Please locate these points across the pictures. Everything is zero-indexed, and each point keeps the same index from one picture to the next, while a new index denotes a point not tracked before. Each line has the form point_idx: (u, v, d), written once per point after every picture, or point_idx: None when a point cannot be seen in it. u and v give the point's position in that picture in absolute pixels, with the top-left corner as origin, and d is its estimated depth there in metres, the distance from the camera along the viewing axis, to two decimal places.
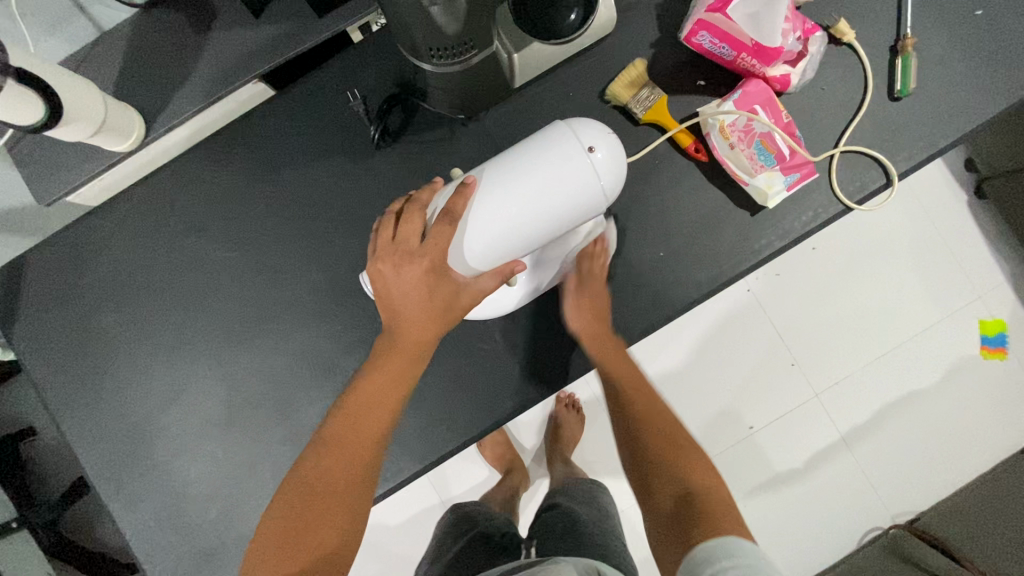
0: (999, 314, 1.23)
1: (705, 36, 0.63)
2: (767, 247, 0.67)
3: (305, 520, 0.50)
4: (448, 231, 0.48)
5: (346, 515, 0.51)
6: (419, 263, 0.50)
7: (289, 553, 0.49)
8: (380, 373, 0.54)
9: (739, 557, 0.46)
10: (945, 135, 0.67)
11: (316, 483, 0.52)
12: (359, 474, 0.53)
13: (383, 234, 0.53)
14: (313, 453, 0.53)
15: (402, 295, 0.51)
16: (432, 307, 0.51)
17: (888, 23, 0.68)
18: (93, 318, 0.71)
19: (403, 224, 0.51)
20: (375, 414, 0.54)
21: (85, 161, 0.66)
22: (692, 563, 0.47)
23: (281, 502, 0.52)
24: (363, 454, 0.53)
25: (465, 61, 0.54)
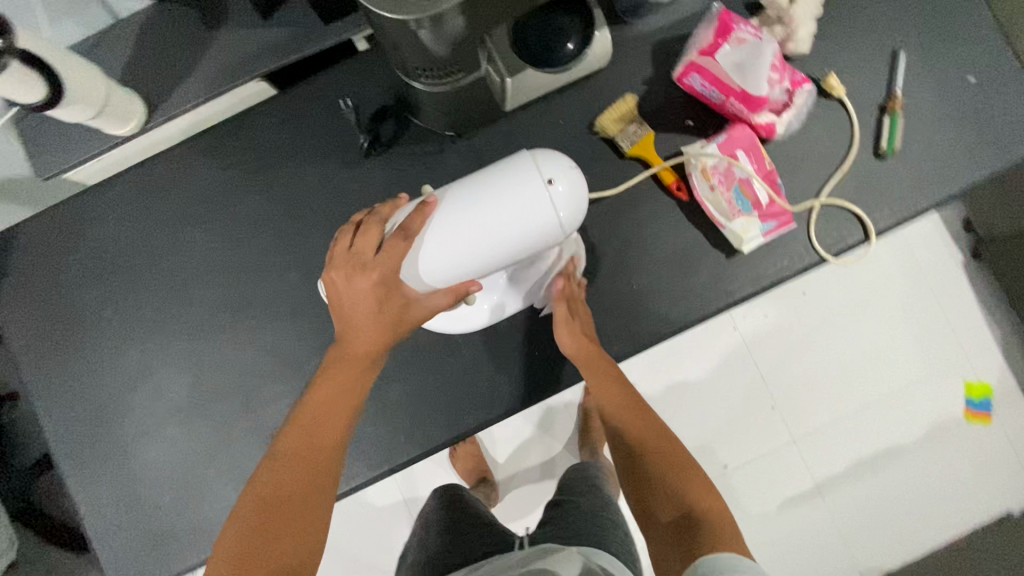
0: (987, 379, 1.22)
1: (696, 79, 0.64)
2: (738, 291, 0.68)
3: (268, 534, 0.50)
4: (402, 247, 0.44)
5: (310, 525, 0.51)
6: (369, 275, 0.46)
7: (253, 569, 0.48)
8: (329, 380, 0.55)
9: (743, 574, 0.46)
10: (926, 197, 0.68)
11: (274, 497, 0.51)
12: (315, 484, 0.53)
13: (338, 243, 0.49)
14: (266, 469, 0.53)
15: (351, 308, 0.46)
16: (381, 323, 0.46)
17: (879, 82, 0.69)
18: (77, 294, 0.73)
19: (360, 234, 0.47)
20: (327, 423, 0.55)
21: (84, 143, 0.69)
22: (694, 575, 0.48)
23: (239, 523, 0.51)
24: (317, 458, 0.54)
25: (452, 82, 0.57)
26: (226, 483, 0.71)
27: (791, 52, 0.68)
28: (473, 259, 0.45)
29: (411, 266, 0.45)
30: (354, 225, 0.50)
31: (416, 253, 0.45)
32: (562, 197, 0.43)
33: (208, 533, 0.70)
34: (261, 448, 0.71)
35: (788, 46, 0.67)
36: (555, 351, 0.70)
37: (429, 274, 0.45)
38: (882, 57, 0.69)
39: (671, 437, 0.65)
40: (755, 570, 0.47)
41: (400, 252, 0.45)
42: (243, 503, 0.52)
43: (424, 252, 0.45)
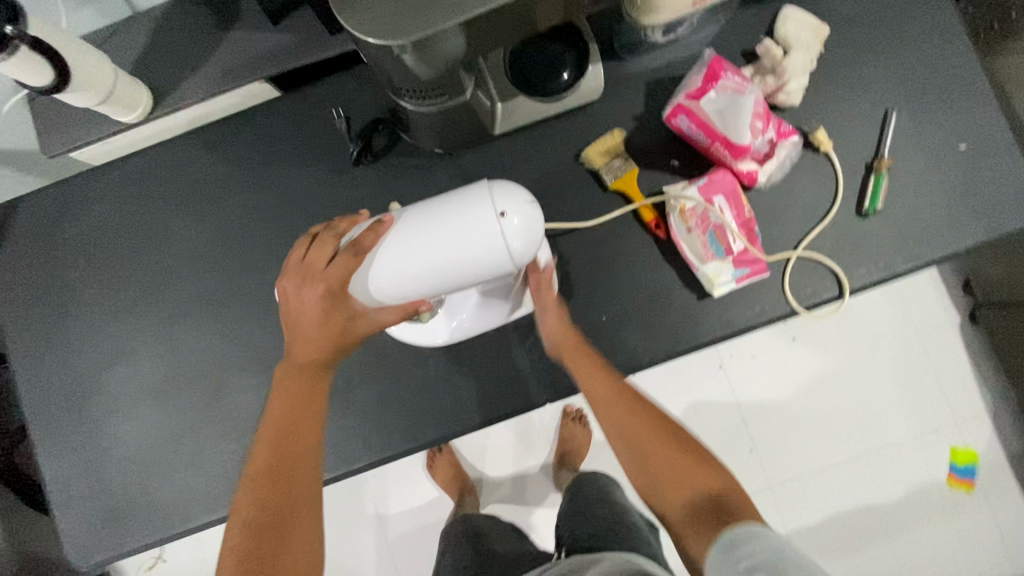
0: (973, 446, 1.19)
1: (683, 120, 0.65)
2: (706, 334, 0.68)
3: (265, 556, 0.47)
4: (351, 263, 0.47)
5: (305, 540, 0.49)
6: (318, 285, 0.48)
7: None
8: (285, 393, 0.53)
9: (762, 540, 0.49)
10: (904, 260, 0.67)
11: (260, 518, 0.48)
12: (298, 499, 0.50)
13: (295, 254, 0.51)
14: (245, 494, 0.49)
15: (301, 315, 0.50)
16: (327, 331, 0.50)
17: (869, 140, 0.69)
18: (68, 268, 0.76)
19: (315, 247, 0.50)
20: (293, 436, 0.52)
21: (90, 127, 0.71)
22: (725, 550, 0.50)
23: (230, 554, 0.47)
24: (295, 471, 0.51)
25: (438, 104, 0.59)
26: (185, 467, 0.72)
27: (782, 103, 0.68)
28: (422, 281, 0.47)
29: (361, 283, 0.48)
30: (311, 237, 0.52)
31: (366, 271, 0.47)
32: (513, 230, 0.45)
33: (161, 515, 0.72)
34: (222, 437, 0.72)
35: (779, 96, 0.68)
36: (517, 374, 0.70)
37: (380, 292, 0.48)
38: (874, 117, 0.69)
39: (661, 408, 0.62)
40: (772, 534, 0.50)
41: (350, 266, 0.47)
42: (228, 535, 0.49)
43: (374, 269, 0.47)
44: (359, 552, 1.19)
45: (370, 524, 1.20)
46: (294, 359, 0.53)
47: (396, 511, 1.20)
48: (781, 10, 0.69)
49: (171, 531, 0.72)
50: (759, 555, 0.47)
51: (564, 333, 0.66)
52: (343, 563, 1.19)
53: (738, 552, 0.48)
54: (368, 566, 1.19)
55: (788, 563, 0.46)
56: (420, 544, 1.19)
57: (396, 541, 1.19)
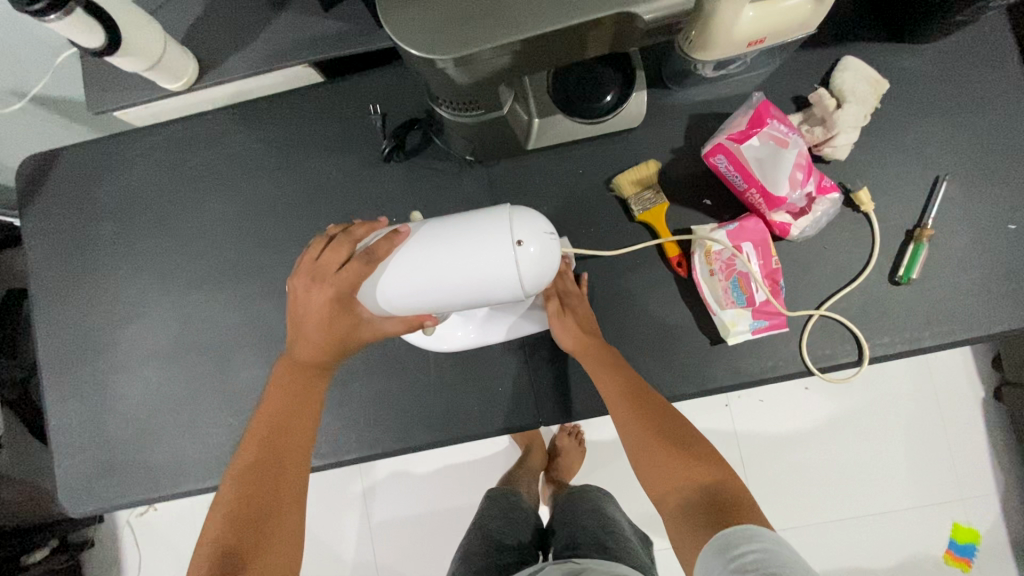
0: (977, 525, 1.15)
1: (722, 160, 0.63)
2: (714, 380, 0.66)
3: (245, 554, 0.46)
4: (361, 271, 0.46)
5: (284, 540, 0.48)
6: (326, 289, 0.48)
7: None
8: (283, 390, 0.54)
9: (761, 541, 0.45)
10: (932, 335, 0.64)
11: (243, 513, 0.48)
12: (282, 496, 0.50)
13: (308, 254, 0.51)
14: (230, 487, 0.49)
15: (307, 314, 0.50)
16: (330, 333, 0.50)
17: (913, 206, 0.66)
18: (97, 224, 0.77)
19: (330, 250, 0.49)
20: (287, 432, 0.53)
21: (136, 91, 0.73)
22: (718, 543, 0.46)
23: (207, 548, 0.47)
24: (286, 468, 0.51)
25: (476, 116, 0.58)
26: (180, 433, 0.74)
27: (827, 156, 0.66)
28: (430, 297, 0.46)
29: (368, 291, 0.47)
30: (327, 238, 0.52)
31: (375, 281, 0.46)
32: (528, 260, 0.44)
33: (153, 477, 0.73)
34: (220, 409, 0.73)
35: (824, 149, 0.65)
36: (517, 391, 0.70)
37: (387, 303, 0.47)
38: (923, 182, 0.66)
39: (682, 418, 0.59)
40: (775, 540, 0.45)
41: (360, 274, 0.47)
42: (208, 527, 0.49)
43: (383, 280, 0.46)
44: (340, 532, 1.21)
45: (356, 508, 1.22)
46: (294, 356, 0.54)
47: (382, 499, 1.21)
48: (841, 59, 0.67)
49: (159, 493, 0.73)
50: (753, 560, 0.43)
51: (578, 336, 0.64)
52: (324, 541, 1.21)
53: (732, 552, 0.45)
54: (349, 548, 1.21)
55: (781, 570, 0.41)
56: (402, 535, 1.20)
57: (378, 528, 1.21)
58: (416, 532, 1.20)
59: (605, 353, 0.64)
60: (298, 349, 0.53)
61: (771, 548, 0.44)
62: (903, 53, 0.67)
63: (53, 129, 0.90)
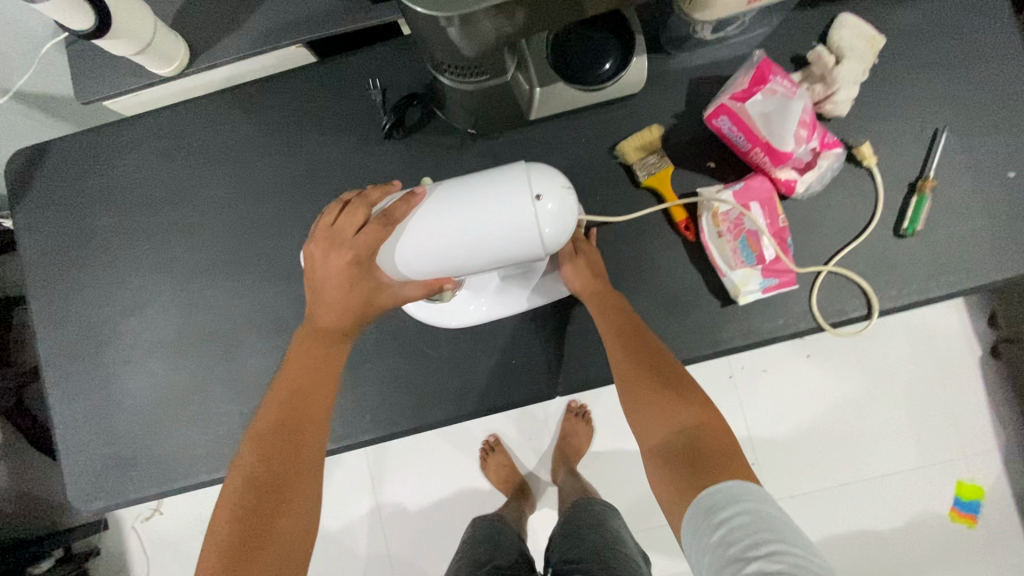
0: (980, 481, 1.17)
1: (724, 122, 0.63)
2: (726, 341, 0.67)
3: (264, 519, 0.46)
4: (380, 234, 0.46)
5: (301, 507, 0.48)
6: (346, 255, 0.48)
7: (244, 548, 0.45)
8: (302, 359, 0.53)
9: (746, 502, 0.45)
10: (939, 285, 0.65)
11: (262, 477, 0.48)
12: (302, 462, 0.50)
13: (324, 221, 0.51)
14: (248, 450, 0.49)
15: (325, 282, 0.49)
16: (350, 299, 0.50)
17: (914, 159, 0.67)
18: (92, 217, 0.76)
19: (347, 214, 0.49)
20: (306, 399, 0.52)
21: (127, 77, 0.71)
22: (703, 503, 0.47)
23: (227, 510, 0.47)
24: (306, 436, 0.51)
25: (478, 82, 0.58)
26: (189, 424, 0.72)
27: (828, 113, 0.66)
28: (448, 258, 0.46)
29: (387, 254, 0.46)
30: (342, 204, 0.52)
31: (394, 244, 0.46)
32: (548, 216, 0.44)
33: (165, 469, 0.72)
34: (229, 398, 0.72)
35: (827, 106, 0.66)
36: (532, 363, 0.69)
37: (406, 268, 0.47)
38: (923, 135, 0.67)
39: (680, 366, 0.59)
40: (760, 499, 0.46)
41: (379, 236, 0.46)
42: (227, 488, 0.49)
43: (401, 245, 0.46)
44: (352, 524, 1.21)
45: (366, 497, 1.21)
46: (313, 323, 0.54)
47: (393, 490, 1.21)
48: (838, 16, 0.67)
49: (173, 484, 0.72)
50: (738, 525, 0.44)
51: (586, 281, 0.64)
52: (336, 533, 1.21)
53: (717, 519, 0.45)
54: (361, 537, 1.20)
55: (768, 536, 0.43)
56: (414, 523, 1.20)
57: (390, 516, 1.20)
58: (428, 518, 1.20)
59: (611, 299, 0.64)
60: (317, 318, 0.52)
61: (755, 511, 0.45)
62: (898, 8, 0.68)
63: (39, 125, 0.88)
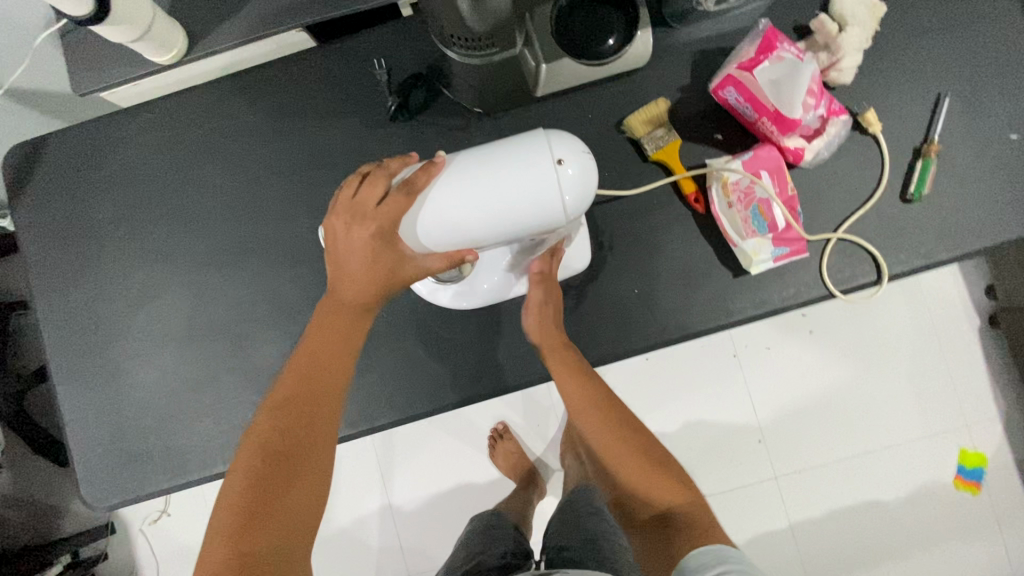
0: (983, 449, 1.19)
1: (731, 93, 0.64)
2: (739, 312, 0.67)
3: (275, 487, 0.47)
4: (402, 203, 0.47)
5: (314, 477, 0.48)
6: (368, 226, 0.48)
7: (254, 513, 0.45)
8: (321, 330, 0.52)
9: (728, 559, 0.54)
10: (946, 249, 0.66)
11: (277, 445, 0.48)
12: (315, 433, 0.50)
13: (343, 193, 0.51)
14: (265, 417, 0.49)
15: (348, 252, 0.50)
16: (371, 271, 0.50)
17: (917, 124, 0.67)
18: (93, 211, 0.75)
19: (367, 184, 0.49)
20: (319, 372, 0.52)
21: (123, 66, 0.70)
22: (689, 564, 0.55)
23: (240, 473, 0.47)
24: (321, 407, 0.51)
25: (485, 56, 0.57)
26: (202, 416, 0.72)
27: (833, 81, 0.66)
28: (470, 227, 0.47)
29: (410, 225, 0.47)
30: (360, 176, 0.52)
31: (416, 214, 0.47)
32: (569, 181, 0.45)
33: (178, 463, 0.72)
34: (240, 388, 0.71)
35: (832, 74, 0.66)
36: None
37: (428, 239, 0.48)
38: (926, 100, 0.67)
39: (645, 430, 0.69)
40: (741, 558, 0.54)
41: (401, 206, 0.47)
42: (242, 452, 0.49)
43: (424, 212, 0.47)
44: (363, 516, 1.21)
45: (376, 490, 1.21)
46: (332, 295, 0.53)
47: (403, 480, 1.20)
48: None
49: (189, 477, 0.71)
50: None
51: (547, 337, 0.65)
52: (347, 526, 1.21)
53: (707, 570, 0.53)
54: (372, 528, 1.20)
55: None
56: (425, 513, 1.20)
57: (402, 507, 1.20)
58: (439, 508, 1.19)
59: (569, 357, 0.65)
60: (338, 291, 0.52)
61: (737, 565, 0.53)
62: None
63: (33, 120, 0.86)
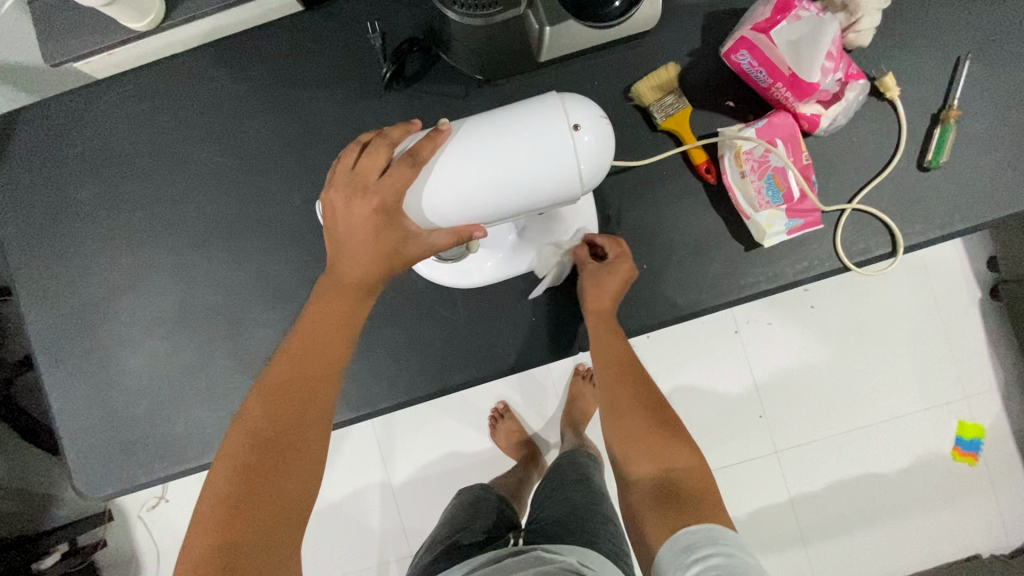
0: (981, 420, 1.19)
1: (744, 57, 0.60)
2: (750, 287, 0.65)
3: (266, 476, 0.44)
4: (407, 175, 0.45)
5: (310, 467, 0.46)
6: (370, 199, 0.46)
7: (245, 507, 0.43)
8: (317, 310, 0.50)
9: (721, 546, 0.48)
10: (962, 219, 0.64)
11: (270, 433, 0.46)
12: (310, 420, 0.47)
13: (342, 163, 0.48)
14: (258, 402, 0.47)
15: (347, 229, 0.47)
16: (373, 249, 0.47)
17: (935, 89, 0.64)
18: (73, 191, 0.71)
19: (367, 154, 0.47)
20: (315, 357, 0.49)
21: (98, 34, 0.65)
22: (676, 544, 0.50)
23: (231, 461, 0.45)
24: (320, 391, 0.48)
25: (488, 16, 0.54)
26: (196, 402, 0.69)
27: (850, 43, 0.63)
28: (480, 198, 0.45)
29: (414, 198, 0.45)
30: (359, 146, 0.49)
31: (420, 186, 0.45)
32: (585, 148, 0.44)
33: (175, 451, 0.69)
34: (235, 374, 0.69)
35: (849, 35, 0.62)
36: (551, 320, 0.67)
37: (434, 215, 0.46)
38: (945, 64, 0.64)
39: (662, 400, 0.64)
40: (735, 544, 0.48)
41: (406, 178, 0.45)
42: (231, 439, 0.46)
43: (429, 184, 0.45)
44: (364, 499, 1.20)
45: (376, 473, 1.20)
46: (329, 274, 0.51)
47: (403, 463, 1.19)
48: None
49: (188, 465, 0.69)
50: (714, 564, 0.46)
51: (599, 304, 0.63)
52: (349, 509, 1.20)
53: (695, 555, 0.48)
54: (374, 512, 1.20)
55: None
56: (426, 495, 1.19)
57: (403, 490, 1.19)
58: (441, 489, 1.19)
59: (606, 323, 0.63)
60: (337, 268, 0.49)
61: (732, 552, 0.47)
62: None
63: None
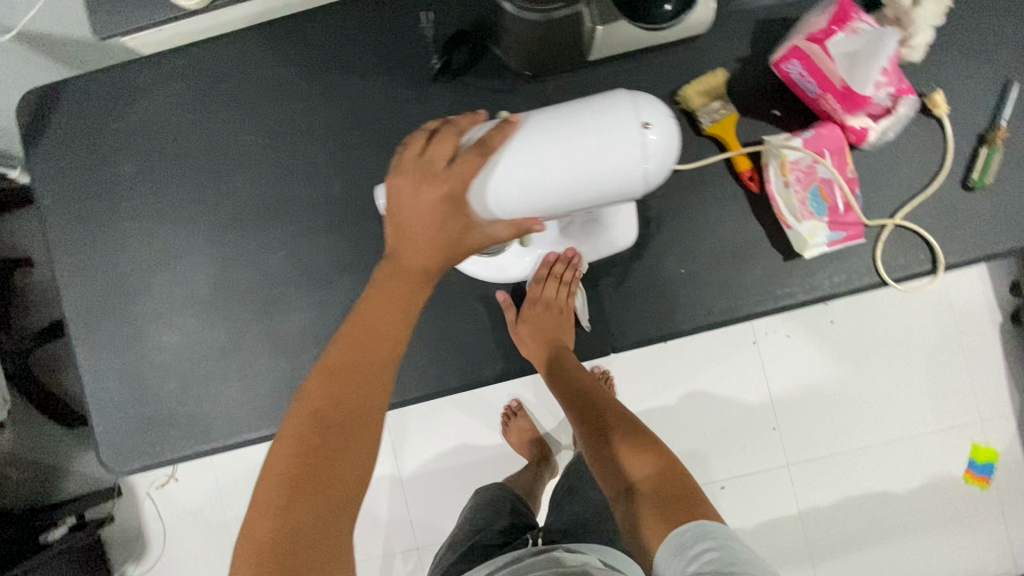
0: (995, 444, 1.19)
1: (795, 66, 0.61)
2: (786, 297, 0.65)
3: (327, 457, 0.44)
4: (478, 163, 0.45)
5: (367, 451, 0.46)
6: (440, 185, 0.46)
7: (306, 486, 0.43)
8: (377, 294, 0.49)
9: (711, 539, 0.49)
10: (1004, 241, 0.64)
11: (331, 414, 0.45)
12: (371, 405, 0.47)
13: (411, 149, 0.49)
14: (318, 382, 0.46)
15: (414, 213, 0.47)
16: (438, 236, 0.47)
17: (983, 109, 0.64)
18: (114, 164, 0.71)
19: (437, 142, 0.47)
20: (377, 341, 0.48)
21: (149, 10, 0.65)
22: (672, 545, 0.50)
23: (292, 440, 0.45)
24: (381, 375, 0.48)
25: (546, 11, 0.54)
26: (225, 382, 0.70)
27: (902, 58, 0.63)
28: (548, 191, 0.46)
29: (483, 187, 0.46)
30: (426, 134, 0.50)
31: (490, 175, 0.45)
32: (653, 148, 0.44)
33: (201, 429, 0.69)
34: (266, 355, 0.69)
35: (902, 50, 0.62)
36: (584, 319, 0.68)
37: (499, 205, 0.46)
38: (995, 84, 0.64)
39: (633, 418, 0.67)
40: (727, 537, 0.49)
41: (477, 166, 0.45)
42: (291, 417, 0.46)
43: (497, 174, 0.46)
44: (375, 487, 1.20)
45: (388, 463, 1.20)
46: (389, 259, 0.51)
47: (415, 454, 1.19)
48: None
49: (212, 445, 0.69)
50: (709, 556, 0.47)
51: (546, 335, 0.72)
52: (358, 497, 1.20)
53: (690, 553, 0.48)
54: (383, 501, 1.20)
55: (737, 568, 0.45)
56: (436, 488, 1.19)
57: (413, 481, 1.19)
58: (451, 483, 1.19)
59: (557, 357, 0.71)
60: (400, 253, 0.49)
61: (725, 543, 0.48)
62: None
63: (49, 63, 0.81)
